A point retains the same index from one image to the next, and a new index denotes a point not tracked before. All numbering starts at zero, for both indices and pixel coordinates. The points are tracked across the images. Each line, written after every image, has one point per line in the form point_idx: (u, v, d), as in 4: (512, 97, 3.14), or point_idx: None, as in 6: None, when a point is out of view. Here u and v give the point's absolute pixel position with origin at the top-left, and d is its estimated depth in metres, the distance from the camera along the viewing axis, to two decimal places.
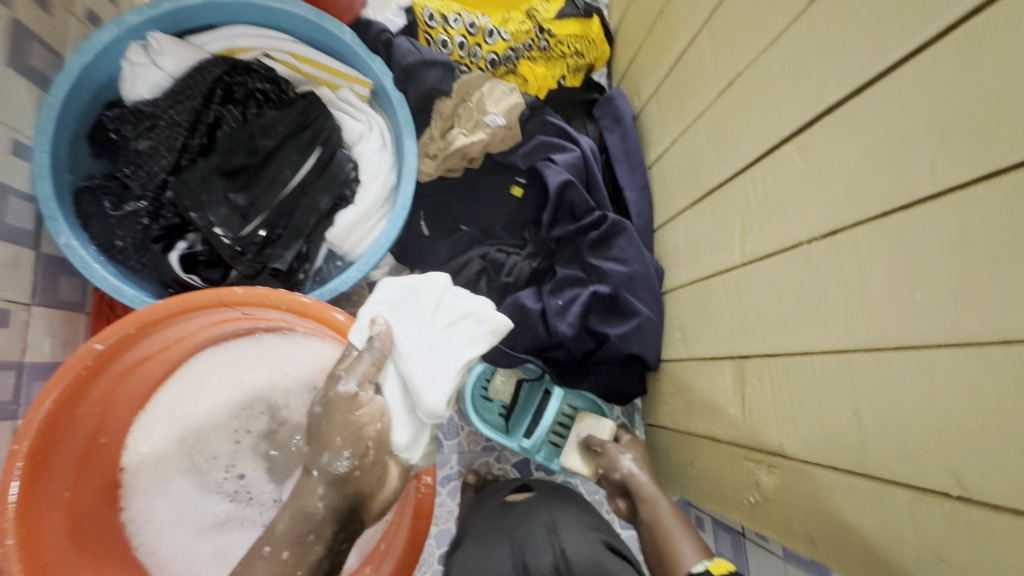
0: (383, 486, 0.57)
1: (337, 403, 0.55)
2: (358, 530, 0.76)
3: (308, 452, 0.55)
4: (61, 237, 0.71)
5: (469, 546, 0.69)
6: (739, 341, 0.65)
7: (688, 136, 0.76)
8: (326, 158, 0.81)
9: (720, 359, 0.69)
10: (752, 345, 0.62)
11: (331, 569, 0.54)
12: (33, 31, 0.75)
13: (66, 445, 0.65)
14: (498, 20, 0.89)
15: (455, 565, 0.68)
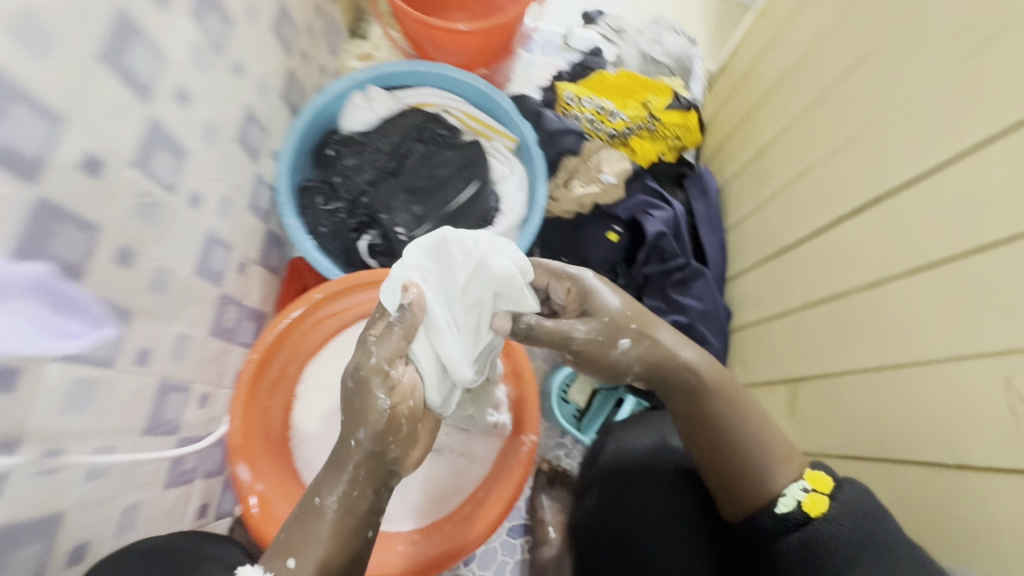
0: (415, 445, 0.65)
1: (368, 382, 0.60)
2: (458, 479, 0.93)
3: (346, 421, 0.61)
4: (288, 218, 0.97)
5: (625, 428, 0.91)
6: (795, 368, 0.86)
7: (764, 209, 1.00)
8: (480, 189, 1.06)
9: (775, 384, 0.90)
10: (806, 370, 0.83)
11: (376, 511, 0.62)
12: (297, 77, 1.06)
13: (275, 364, 0.89)
14: (620, 105, 1.16)
15: (614, 440, 0.90)
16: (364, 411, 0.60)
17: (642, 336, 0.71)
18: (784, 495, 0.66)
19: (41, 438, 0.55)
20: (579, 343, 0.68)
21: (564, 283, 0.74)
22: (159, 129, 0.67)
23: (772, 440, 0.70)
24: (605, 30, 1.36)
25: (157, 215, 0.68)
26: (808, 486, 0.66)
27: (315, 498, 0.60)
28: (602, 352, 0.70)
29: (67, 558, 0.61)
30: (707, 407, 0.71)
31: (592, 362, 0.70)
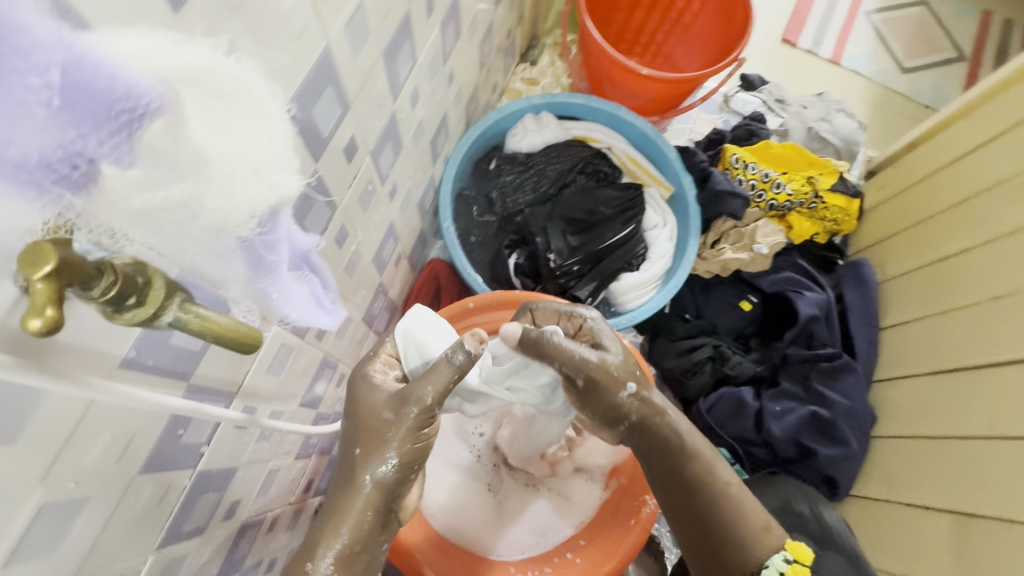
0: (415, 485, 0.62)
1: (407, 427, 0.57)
2: (551, 521, 0.87)
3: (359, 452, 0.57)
4: (445, 221, 0.99)
5: None
6: (965, 498, 0.80)
7: (943, 319, 0.95)
8: (633, 234, 1.07)
9: (936, 509, 0.84)
10: (983, 504, 0.76)
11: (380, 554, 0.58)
12: (479, 90, 1.10)
13: None
14: (785, 177, 1.12)
15: None
16: (359, 426, 0.58)
17: (643, 384, 0.66)
18: (767, 567, 0.63)
19: (247, 393, 0.56)
20: (597, 378, 0.63)
21: (574, 322, 0.69)
22: (393, 123, 0.70)
23: (751, 511, 0.66)
24: (767, 98, 1.33)
25: (369, 201, 0.71)
26: (791, 557, 0.64)
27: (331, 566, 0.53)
28: (611, 389, 0.64)
29: (225, 512, 0.62)
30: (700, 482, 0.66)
31: (607, 393, 0.64)
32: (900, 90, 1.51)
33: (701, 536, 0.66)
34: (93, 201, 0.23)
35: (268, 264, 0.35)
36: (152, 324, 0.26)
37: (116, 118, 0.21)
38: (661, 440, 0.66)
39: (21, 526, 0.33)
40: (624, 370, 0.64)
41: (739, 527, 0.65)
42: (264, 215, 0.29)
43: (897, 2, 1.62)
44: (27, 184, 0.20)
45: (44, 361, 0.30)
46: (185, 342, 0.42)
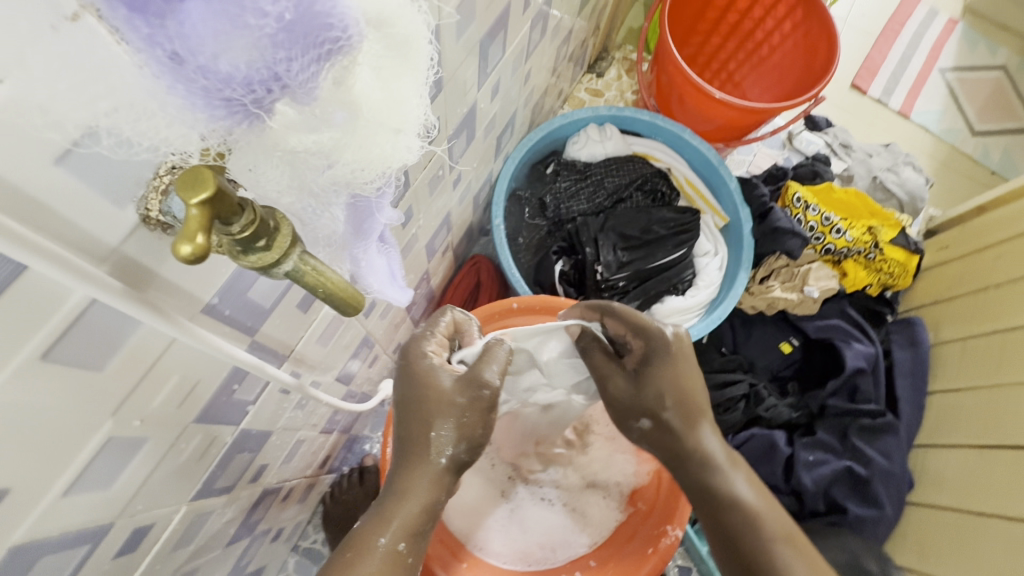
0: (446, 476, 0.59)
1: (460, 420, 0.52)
2: (564, 538, 0.85)
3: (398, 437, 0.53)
4: (496, 218, 0.99)
5: None
6: None
7: (998, 391, 0.91)
8: (683, 259, 1.05)
9: None
10: None
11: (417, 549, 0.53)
12: (547, 94, 1.09)
13: None
14: (846, 223, 1.09)
15: None
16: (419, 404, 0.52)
17: (662, 422, 0.63)
18: None
19: (296, 359, 0.55)
20: (611, 392, 0.68)
21: (637, 343, 0.66)
22: (472, 111, 0.69)
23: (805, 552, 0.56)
24: (832, 141, 1.30)
25: (436, 186, 0.71)
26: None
27: (398, 543, 0.48)
28: (619, 409, 0.67)
29: (252, 476, 0.61)
30: (721, 502, 0.59)
31: (625, 413, 0.67)
32: (968, 153, 1.46)
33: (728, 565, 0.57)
34: (248, 135, 0.22)
35: (367, 229, 0.34)
36: (268, 272, 0.25)
37: (318, 47, 0.20)
38: (684, 454, 0.62)
39: (86, 457, 0.32)
40: (635, 404, 0.65)
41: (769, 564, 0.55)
42: (391, 175, 0.28)
43: (974, 64, 1.58)
44: (209, 105, 0.20)
45: (143, 293, 0.29)
46: (260, 296, 0.41)
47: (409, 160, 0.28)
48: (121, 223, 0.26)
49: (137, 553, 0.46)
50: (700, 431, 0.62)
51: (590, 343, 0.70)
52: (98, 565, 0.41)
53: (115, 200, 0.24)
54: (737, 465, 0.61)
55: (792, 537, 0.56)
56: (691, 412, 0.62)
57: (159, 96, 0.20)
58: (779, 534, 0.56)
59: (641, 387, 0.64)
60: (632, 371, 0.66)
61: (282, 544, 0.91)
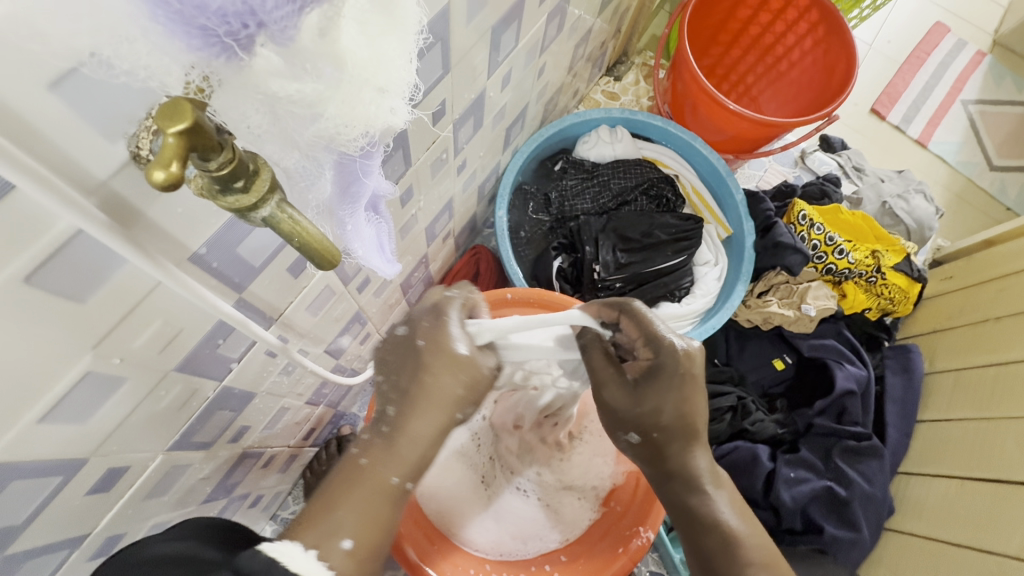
0: None
1: None
2: (535, 530, 0.85)
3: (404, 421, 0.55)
4: (500, 210, 0.99)
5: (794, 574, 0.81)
6: None
7: (986, 425, 0.90)
8: (682, 266, 1.05)
9: None
10: None
11: None
12: (562, 91, 1.10)
13: None
14: (850, 244, 1.08)
15: None
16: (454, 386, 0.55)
17: (652, 444, 0.58)
18: None
19: (284, 323, 0.56)
20: (604, 398, 0.60)
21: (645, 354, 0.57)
22: (481, 99, 0.70)
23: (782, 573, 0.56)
24: (845, 163, 1.30)
25: (439, 169, 0.71)
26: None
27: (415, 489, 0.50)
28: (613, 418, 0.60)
29: (232, 435, 0.62)
30: (703, 525, 0.57)
31: (613, 425, 0.60)
32: (985, 187, 1.44)
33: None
34: (234, 74, 0.23)
35: (355, 191, 0.35)
36: (245, 216, 0.26)
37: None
38: (669, 472, 0.59)
39: (65, 387, 0.34)
40: (629, 418, 0.58)
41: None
42: (373, 137, 0.29)
43: (997, 98, 1.56)
44: (187, 34, 0.20)
45: (129, 232, 0.30)
46: (248, 254, 0.42)
47: (394, 122, 0.29)
48: (111, 157, 0.27)
49: (111, 494, 0.47)
50: (692, 453, 0.58)
51: (592, 341, 0.61)
52: (71, 498, 0.42)
53: (106, 135, 0.25)
54: (720, 483, 0.59)
55: (770, 564, 0.55)
56: (686, 436, 0.58)
57: (138, 21, 0.20)
58: (757, 562, 0.55)
59: (638, 402, 0.57)
60: (630, 381, 0.58)
61: (260, 511, 0.93)
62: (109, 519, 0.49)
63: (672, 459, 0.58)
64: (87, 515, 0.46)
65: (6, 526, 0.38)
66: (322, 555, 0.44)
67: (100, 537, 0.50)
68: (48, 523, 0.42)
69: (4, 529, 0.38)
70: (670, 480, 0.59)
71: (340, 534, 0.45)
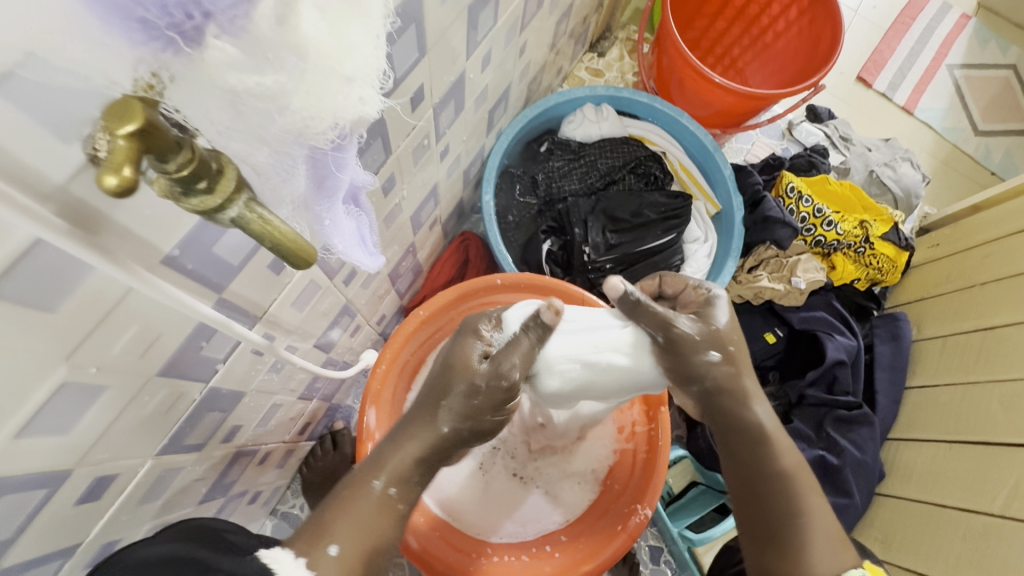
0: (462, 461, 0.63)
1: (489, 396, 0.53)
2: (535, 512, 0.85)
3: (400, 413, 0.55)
4: (487, 194, 0.98)
5: None
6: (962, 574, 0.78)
7: (973, 389, 0.92)
8: (672, 244, 1.04)
9: None
10: None
11: None
12: (545, 70, 1.07)
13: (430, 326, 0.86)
14: (838, 215, 1.08)
15: None
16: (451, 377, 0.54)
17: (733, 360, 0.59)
18: None
19: (270, 321, 0.55)
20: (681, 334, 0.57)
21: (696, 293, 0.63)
22: (461, 81, 0.68)
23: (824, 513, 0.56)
24: (832, 133, 1.29)
25: (422, 156, 0.70)
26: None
27: (390, 488, 0.50)
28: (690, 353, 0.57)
29: (224, 435, 0.61)
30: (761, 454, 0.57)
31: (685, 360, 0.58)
32: (970, 152, 1.44)
33: (766, 542, 0.55)
34: (184, 66, 0.21)
35: (331, 184, 0.33)
36: (213, 218, 0.25)
37: None
38: (729, 394, 0.59)
39: (39, 401, 0.33)
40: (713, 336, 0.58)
41: (807, 537, 0.54)
42: (344, 128, 0.28)
43: (983, 62, 1.56)
44: (126, 27, 0.19)
45: (94, 238, 0.29)
46: (226, 253, 0.41)
47: (365, 113, 0.27)
48: (65, 161, 0.25)
49: (102, 502, 0.46)
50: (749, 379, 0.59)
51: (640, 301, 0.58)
52: (59, 511, 0.41)
53: (58, 139, 0.24)
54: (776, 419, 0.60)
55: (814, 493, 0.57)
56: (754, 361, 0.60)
57: (77, 18, 0.18)
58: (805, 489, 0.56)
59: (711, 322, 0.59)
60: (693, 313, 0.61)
61: (259, 506, 0.93)
62: (103, 527, 0.49)
63: (733, 397, 0.59)
64: (79, 524, 0.45)
65: None
66: (312, 563, 0.46)
67: (95, 545, 0.50)
68: (37, 536, 0.41)
69: None
70: (732, 418, 0.59)
71: (326, 540, 0.47)
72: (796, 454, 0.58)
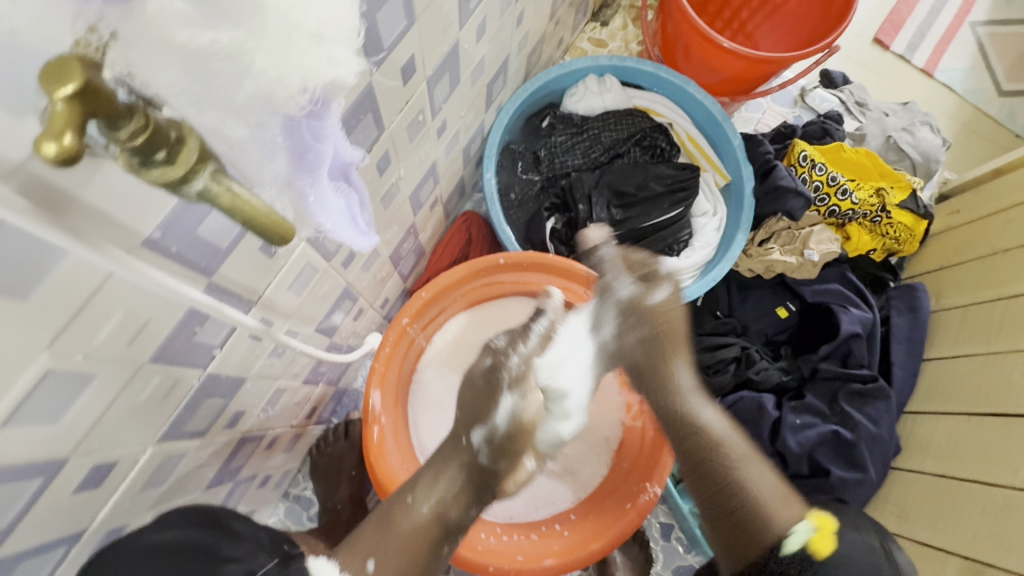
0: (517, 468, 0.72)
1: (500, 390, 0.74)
2: (544, 491, 0.85)
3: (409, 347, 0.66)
4: (487, 172, 0.95)
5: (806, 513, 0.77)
6: (979, 546, 0.77)
7: (993, 359, 0.89)
8: (680, 218, 1.01)
9: (947, 551, 0.81)
10: (996, 554, 0.74)
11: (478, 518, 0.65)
12: (545, 41, 1.03)
13: (430, 308, 0.85)
14: (853, 183, 1.04)
15: None
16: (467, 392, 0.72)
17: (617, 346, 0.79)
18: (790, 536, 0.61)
19: (266, 305, 0.54)
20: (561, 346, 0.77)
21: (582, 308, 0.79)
22: (455, 52, 0.65)
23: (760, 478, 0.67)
24: (847, 98, 1.23)
25: (417, 132, 0.67)
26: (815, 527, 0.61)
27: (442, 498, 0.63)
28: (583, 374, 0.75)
29: (227, 421, 0.61)
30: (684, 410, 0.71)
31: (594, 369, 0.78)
32: (993, 114, 1.38)
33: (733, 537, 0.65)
34: (123, 19, 0.21)
35: (312, 157, 0.31)
36: (178, 192, 0.23)
37: None
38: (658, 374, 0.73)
39: (24, 388, 0.32)
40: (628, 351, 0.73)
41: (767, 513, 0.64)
42: (316, 94, 0.26)
43: (1008, 18, 1.48)
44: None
45: (59, 217, 0.28)
46: (212, 235, 0.39)
47: (339, 76, 0.26)
48: (20, 135, 0.24)
49: (103, 488, 0.47)
50: (674, 369, 0.73)
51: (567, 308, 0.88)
52: (57, 499, 0.42)
53: (9, 111, 0.23)
54: (705, 400, 0.72)
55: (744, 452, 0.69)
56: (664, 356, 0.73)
57: None
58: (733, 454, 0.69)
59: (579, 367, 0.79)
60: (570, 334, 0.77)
61: (270, 490, 0.94)
62: (106, 514, 0.50)
63: (663, 391, 0.73)
64: (81, 512, 0.46)
65: None
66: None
67: (100, 531, 0.50)
68: (38, 522, 0.42)
69: None
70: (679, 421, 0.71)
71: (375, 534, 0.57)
72: (716, 411, 0.72)
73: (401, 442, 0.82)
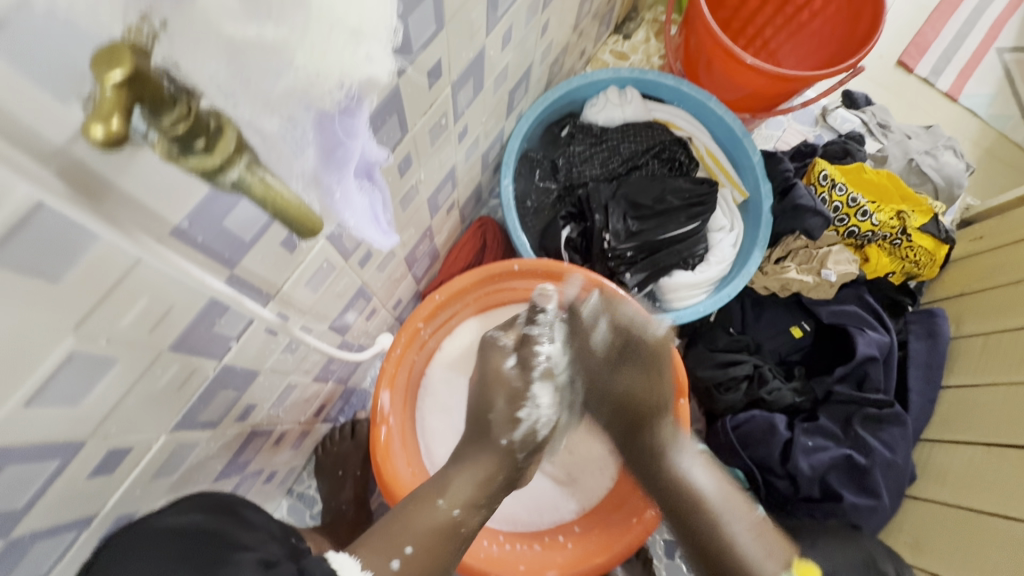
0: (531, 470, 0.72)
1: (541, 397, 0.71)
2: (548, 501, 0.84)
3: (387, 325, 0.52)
4: (505, 178, 0.96)
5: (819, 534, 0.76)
6: None
7: (1014, 389, 0.87)
8: (696, 232, 1.01)
9: None
10: None
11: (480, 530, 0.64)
12: (568, 51, 1.04)
13: (441, 311, 0.84)
14: (873, 206, 1.03)
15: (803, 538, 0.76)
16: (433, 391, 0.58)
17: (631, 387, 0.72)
18: None
19: (284, 300, 0.54)
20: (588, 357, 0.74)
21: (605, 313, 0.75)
22: (480, 59, 0.66)
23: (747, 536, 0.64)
24: (869, 120, 1.22)
25: (439, 136, 0.68)
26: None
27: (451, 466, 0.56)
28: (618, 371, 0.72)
29: (238, 414, 0.61)
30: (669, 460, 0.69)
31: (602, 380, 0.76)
32: (1018, 141, 1.36)
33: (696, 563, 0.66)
34: (175, 9, 0.21)
35: (341, 154, 0.31)
36: (213, 181, 0.25)
37: None
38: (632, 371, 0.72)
39: (47, 370, 0.33)
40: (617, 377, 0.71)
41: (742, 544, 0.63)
42: (352, 90, 0.27)
43: None
44: None
45: (94, 201, 0.29)
46: (237, 227, 0.40)
47: (375, 75, 0.27)
48: (65, 120, 0.24)
49: (116, 474, 0.47)
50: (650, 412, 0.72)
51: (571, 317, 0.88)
52: (72, 481, 0.42)
53: (54, 95, 0.23)
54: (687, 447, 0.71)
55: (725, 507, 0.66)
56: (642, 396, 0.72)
57: None
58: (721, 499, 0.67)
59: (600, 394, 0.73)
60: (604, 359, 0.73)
61: (275, 486, 0.94)
62: (118, 499, 0.50)
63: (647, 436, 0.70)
64: (95, 495, 0.46)
65: (7, 511, 0.38)
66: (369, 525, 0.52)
67: (110, 517, 0.51)
68: (51, 504, 0.42)
69: (5, 513, 0.38)
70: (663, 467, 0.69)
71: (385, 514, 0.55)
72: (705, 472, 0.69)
73: (406, 442, 0.82)
